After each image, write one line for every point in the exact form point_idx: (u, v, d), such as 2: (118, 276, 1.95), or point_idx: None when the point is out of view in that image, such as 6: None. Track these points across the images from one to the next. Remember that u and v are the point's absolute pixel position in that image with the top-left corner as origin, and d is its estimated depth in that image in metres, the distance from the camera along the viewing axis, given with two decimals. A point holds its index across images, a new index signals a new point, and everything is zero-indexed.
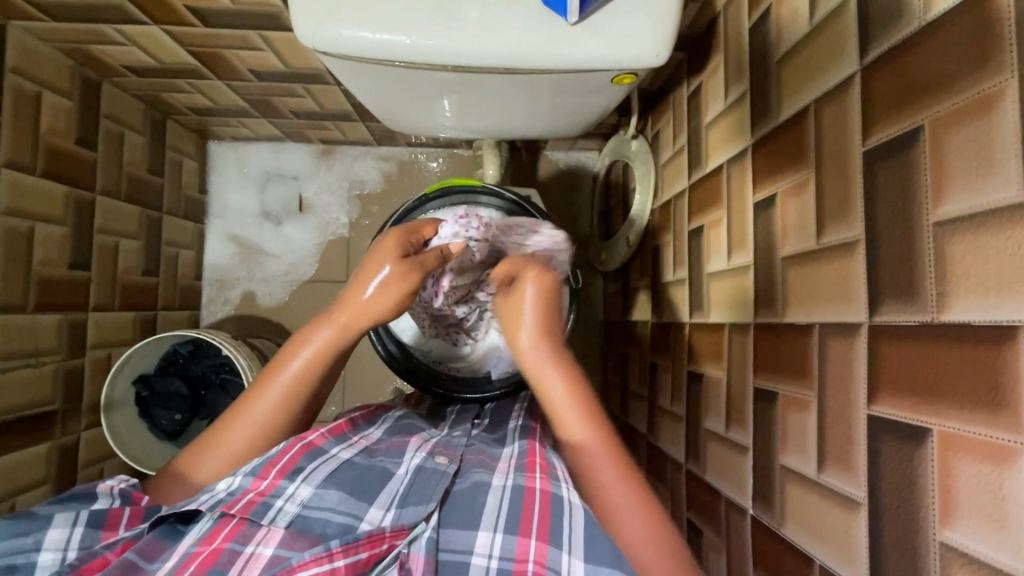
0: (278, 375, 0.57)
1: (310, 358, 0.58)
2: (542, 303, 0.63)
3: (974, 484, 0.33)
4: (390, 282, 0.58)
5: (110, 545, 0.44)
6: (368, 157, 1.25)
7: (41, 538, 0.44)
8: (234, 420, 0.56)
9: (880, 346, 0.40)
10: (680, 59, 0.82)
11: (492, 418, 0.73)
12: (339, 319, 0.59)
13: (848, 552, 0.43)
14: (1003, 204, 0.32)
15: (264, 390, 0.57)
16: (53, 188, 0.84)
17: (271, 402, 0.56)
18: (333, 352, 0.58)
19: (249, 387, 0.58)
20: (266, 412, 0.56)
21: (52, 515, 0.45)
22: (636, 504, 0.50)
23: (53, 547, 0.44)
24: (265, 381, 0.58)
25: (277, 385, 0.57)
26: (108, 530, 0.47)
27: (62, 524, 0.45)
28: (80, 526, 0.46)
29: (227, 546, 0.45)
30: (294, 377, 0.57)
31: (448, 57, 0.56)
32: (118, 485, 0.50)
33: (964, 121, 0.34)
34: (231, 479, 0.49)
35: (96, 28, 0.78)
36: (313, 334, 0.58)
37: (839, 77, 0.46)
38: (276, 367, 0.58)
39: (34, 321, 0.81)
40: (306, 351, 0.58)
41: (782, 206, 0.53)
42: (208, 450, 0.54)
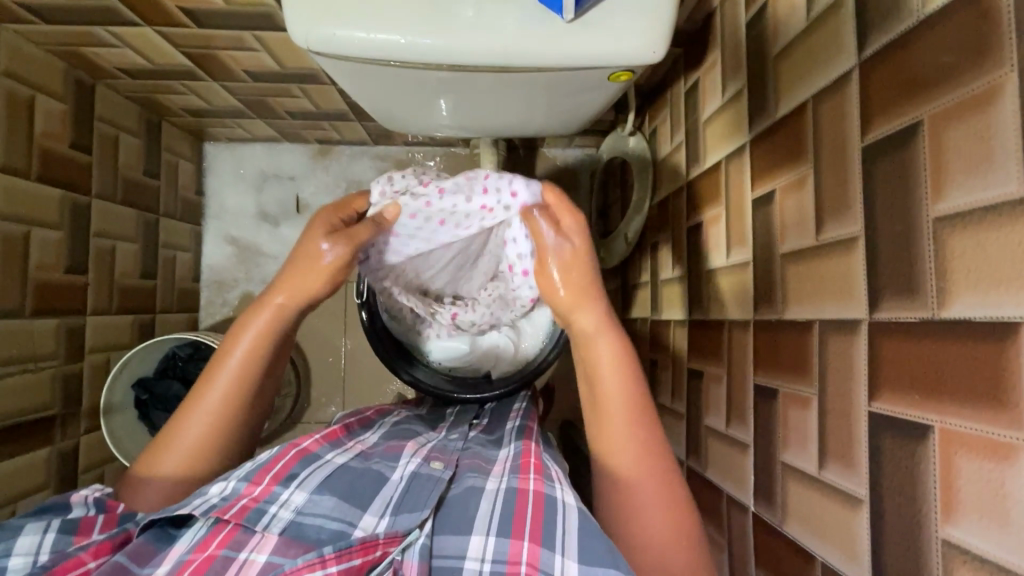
0: (223, 365, 0.58)
1: (252, 346, 0.58)
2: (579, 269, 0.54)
3: (976, 482, 0.33)
4: (331, 266, 0.56)
5: (85, 547, 0.43)
6: (365, 156, 1.25)
7: (11, 545, 0.43)
8: (186, 417, 0.57)
9: (880, 344, 0.40)
10: (677, 54, 0.81)
11: (490, 419, 0.74)
12: (277, 302, 0.58)
13: (851, 550, 0.42)
14: (1003, 200, 0.31)
15: (211, 380, 0.58)
16: (47, 192, 0.84)
17: (219, 395, 0.57)
18: (271, 336, 0.59)
19: (200, 381, 0.59)
20: (215, 404, 0.57)
21: (22, 525, 0.45)
22: (667, 529, 0.49)
23: (23, 552, 0.43)
24: (212, 372, 0.58)
25: (221, 377, 0.58)
26: (81, 535, 0.46)
27: (32, 531, 0.44)
28: (52, 532, 0.45)
29: (221, 553, 0.44)
30: (239, 366, 0.58)
31: (443, 55, 0.56)
32: (93, 494, 0.49)
33: (964, 116, 0.34)
34: (224, 483, 0.49)
35: (89, 30, 0.77)
36: (250, 322, 0.58)
37: (836, 73, 0.45)
38: (221, 358, 0.59)
39: (31, 326, 0.81)
40: (246, 340, 0.58)
41: (781, 202, 0.53)
42: (165, 450, 0.55)
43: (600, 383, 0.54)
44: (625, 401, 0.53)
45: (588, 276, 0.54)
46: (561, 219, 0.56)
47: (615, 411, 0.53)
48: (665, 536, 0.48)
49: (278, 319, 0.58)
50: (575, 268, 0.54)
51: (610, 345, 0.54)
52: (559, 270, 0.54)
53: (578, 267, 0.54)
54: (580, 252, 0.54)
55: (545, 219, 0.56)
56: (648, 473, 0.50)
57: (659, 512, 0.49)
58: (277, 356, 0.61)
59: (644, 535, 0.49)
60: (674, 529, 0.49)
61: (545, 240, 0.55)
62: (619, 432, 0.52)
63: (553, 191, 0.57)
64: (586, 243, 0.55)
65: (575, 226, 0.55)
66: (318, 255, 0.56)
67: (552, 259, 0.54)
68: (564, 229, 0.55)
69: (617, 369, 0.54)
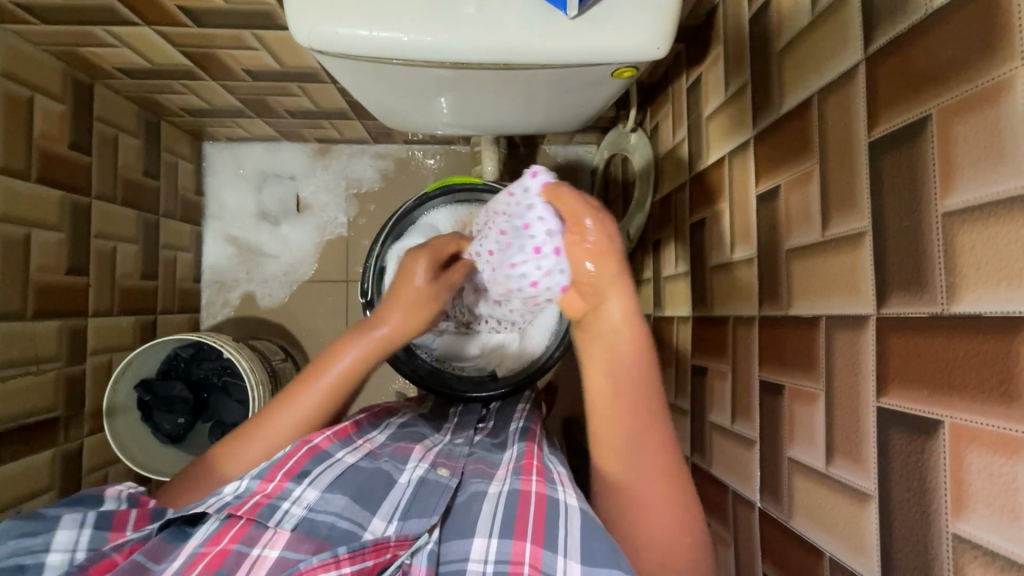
0: (322, 374, 0.58)
1: (353, 363, 0.59)
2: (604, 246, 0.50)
3: (986, 476, 0.33)
4: (422, 291, 0.65)
5: (119, 547, 0.44)
6: (365, 155, 1.24)
7: (49, 540, 0.44)
8: (252, 436, 0.56)
9: (888, 340, 0.40)
10: (679, 50, 0.81)
11: (496, 422, 0.73)
12: (380, 333, 0.61)
13: (859, 545, 0.42)
14: (1012, 194, 0.31)
15: (303, 392, 0.58)
16: (47, 194, 0.84)
17: (313, 402, 0.58)
18: (372, 357, 0.61)
19: (275, 398, 0.59)
20: (307, 410, 0.57)
21: (59, 516, 0.45)
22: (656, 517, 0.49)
23: (61, 548, 0.44)
24: (295, 391, 0.58)
25: (306, 399, 0.58)
26: (116, 531, 0.47)
27: (69, 525, 0.45)
28: (87, 527, 0.45)
29: (234, 547, 0.44)
30: (326, 392, 0.58)
31: (447, 52, 0.55)
32: (126, 490, 0.49)
33: (972, 110, 0.34)
34: (238, 482, 0.49)
35: (87, 30, 0.77)
36: (347, 346, 0.60)
37: (842, 68, 0.45)
38: (317, 366, 0.59)
39: (33, 328, 0.81)
40: (340, 364, 0.59)
41: (786, 197, 0.53)
42: (247, 443, 0.56)
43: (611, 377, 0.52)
44: (636, 401, 0.51)
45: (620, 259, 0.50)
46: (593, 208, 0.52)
47: (627, 394, 0.51)
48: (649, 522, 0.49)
49: (383, 345, 0.61)
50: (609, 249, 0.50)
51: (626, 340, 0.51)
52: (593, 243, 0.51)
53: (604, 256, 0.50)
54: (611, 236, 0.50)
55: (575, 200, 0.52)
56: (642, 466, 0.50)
57: (659, 508, 0.49)
58: (366, 378, 0.62)
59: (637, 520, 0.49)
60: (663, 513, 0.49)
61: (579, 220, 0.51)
62: (623, 434, 0.51)
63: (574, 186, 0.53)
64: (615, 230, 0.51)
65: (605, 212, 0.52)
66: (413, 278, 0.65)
67: (587, 238, 0.50)
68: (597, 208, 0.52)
69: (632, 382, 0.51)
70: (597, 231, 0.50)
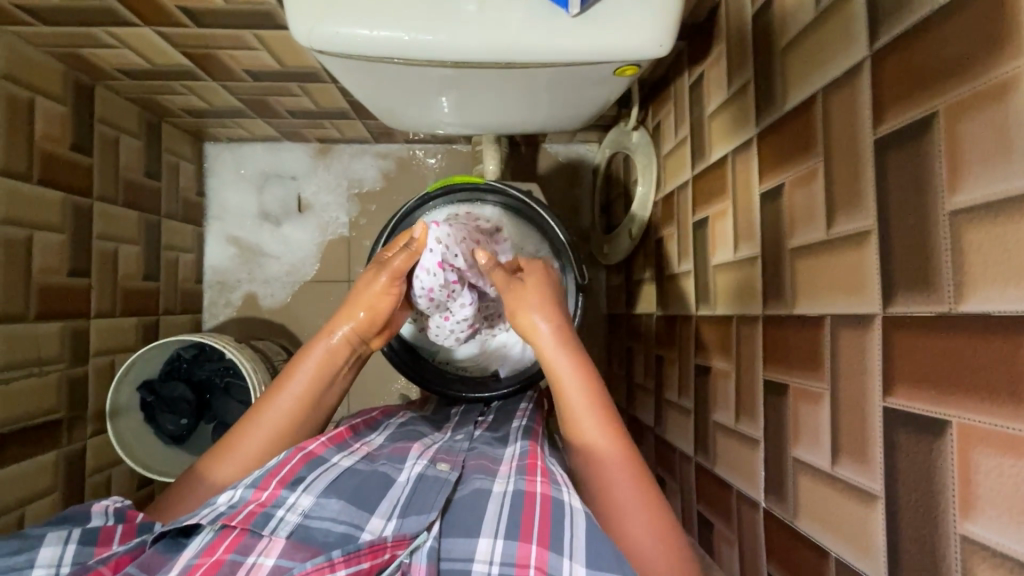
0: (282, 389, 0.60)
1: (314, 371, 0.61)
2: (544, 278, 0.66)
3: (995, 477, 0.32)
4: (381, 295, 0.65)
5: (104, 560, 0.43)
6: (366, 154, 1.24)
7: (33, 556, 0.43)
8: (224, 455, 0.56)
9: (895, 339, 0.39)
10: (681, 47, 0.81)
11: (496, 417, 0.73)
12: (339, 335, 0.63)
13: (865, 546, 0.42)
14: (1022, 191, 0.31)
15: (271, 405, 0.59)
16: (49, 195, 0.84)
17: (281, 414, 0.59)
18: (333, 362, 0.63)
19: (243, 418, 0.59)
20: (277, 422, 0.58)
21: (44, 534, 0.44)
22: (640, 498, 0.50)
23: (45, 564, 0.43)
24: (263, 405, 0.59)
25: (274, 409, 0.59)
26: (101, 546, 0.46)
27: (53, 542, 0.44)
28: (73, 543, 0.45)
29: (228, 557, 0.44)
30: (296, 398, 0.60)
31: (448, 51, 0.55)
32: (114, 503, 0.48)
33: (980, 108, 0.33)
34: (231, 491, 0.48)
35: (86, 31, 0.77)
36: (309, 355, 0.62)
37: (847, 65, 0.45)
38: (276, 387, 0.60)
39: (35, 330, 0.81)
40: (306, 371, 0.61)
41: (790, 195, 0.53)
42: (220, 462, 0.56)
43: (562, 391, 0.57)
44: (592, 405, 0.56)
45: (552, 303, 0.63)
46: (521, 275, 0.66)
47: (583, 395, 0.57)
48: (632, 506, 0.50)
49: (339, 353, 0.63)
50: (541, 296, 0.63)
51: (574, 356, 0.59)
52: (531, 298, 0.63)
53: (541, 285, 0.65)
54: (541, 284, 0.65)
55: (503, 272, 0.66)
56: (615, 446, 0.54)
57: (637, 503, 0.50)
58: (333, 385, 0.63)
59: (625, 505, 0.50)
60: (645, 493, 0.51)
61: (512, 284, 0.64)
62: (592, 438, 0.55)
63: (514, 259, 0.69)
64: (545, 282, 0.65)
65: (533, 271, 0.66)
66: (373, 283, 0.65)
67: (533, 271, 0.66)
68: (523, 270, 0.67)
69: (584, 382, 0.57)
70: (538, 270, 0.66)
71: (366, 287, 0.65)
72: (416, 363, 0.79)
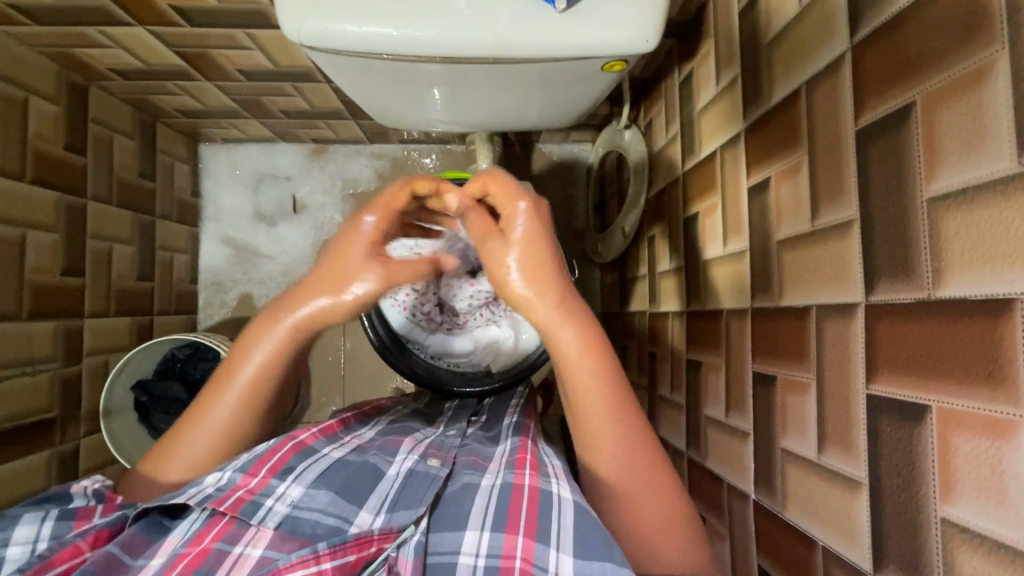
0: (236, 376, 0.57)
1: (263, 359, 0.57)
2: (533, 234, 0.50)
3: (973, 459, 0.33)
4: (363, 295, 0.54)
5: (83, 534, 0.44)
6: (360, 155, 1.24)
7: (9, 535, 0.43)
8: (173, 447, 0.56)
9: (876, 327, 0.40)
10: (670, 46, 0.82)
11: (489, 416, 0.73)
12: (290, 319, 0.56)
13: (851, 534, 0.42)
14: (996, 177, 0.31)
15: (222, 392, 0.57)
16: (43, 196, 0.84)
17: (231, 404, 0.57)
18: (283, 352, 0.57)
19: (197, 403, 0.58)
20: (225, 415, 0.57)
21: (20, 514, 0.44)
22: (658, 495, 0.50)
23: (22, 541, 0.43)
24: (215, 391, 0.57)
25: (222, 402, 0.57)
26: (81, 520, 0.46)
27: (30, 520, 0.44)
28: (50, 520, 0.44)
29: (216, 546, 0.44)
30: (244, 388, 0.57)
31: (437, 47, 0.56)
32: (92, 486, 0.50)
33: (955, 97, 0.34)
34: (219, 474, 0.49)
35: (80, 30, 0.77)
36: (259, 336, 0.57)
37: (829, 58, 0.46)
38: (233, 368, 0.58)
39: (28, 330, 0.81)
40: (258, 355, 0.57)
41: (776, 189, 0.53)
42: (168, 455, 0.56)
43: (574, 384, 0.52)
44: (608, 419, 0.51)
45: (546, 262, 0.49)
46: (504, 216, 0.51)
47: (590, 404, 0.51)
48: (643, 501, 0.50)
49: (289, 340, 0.56)
50: (526, 262, 0.49)
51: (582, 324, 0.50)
52: (511, 263, 0.49)
53: (531, 255, 0.49)
54: (522, 235, 0.49)
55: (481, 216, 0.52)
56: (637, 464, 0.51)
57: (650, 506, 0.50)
58: (291, 370, 0.59)
59: (637, 497, 0.50)
60: (661, 495, 0.50)
61: (488, 242, 0.50)
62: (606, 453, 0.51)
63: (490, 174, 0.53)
64: (538, 227, 0.50)
65: (518, 209, 0.50)
66: (360, 258, 0.53)
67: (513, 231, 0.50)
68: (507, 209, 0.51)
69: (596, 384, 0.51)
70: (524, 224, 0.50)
71: (350, 247, 0.54)
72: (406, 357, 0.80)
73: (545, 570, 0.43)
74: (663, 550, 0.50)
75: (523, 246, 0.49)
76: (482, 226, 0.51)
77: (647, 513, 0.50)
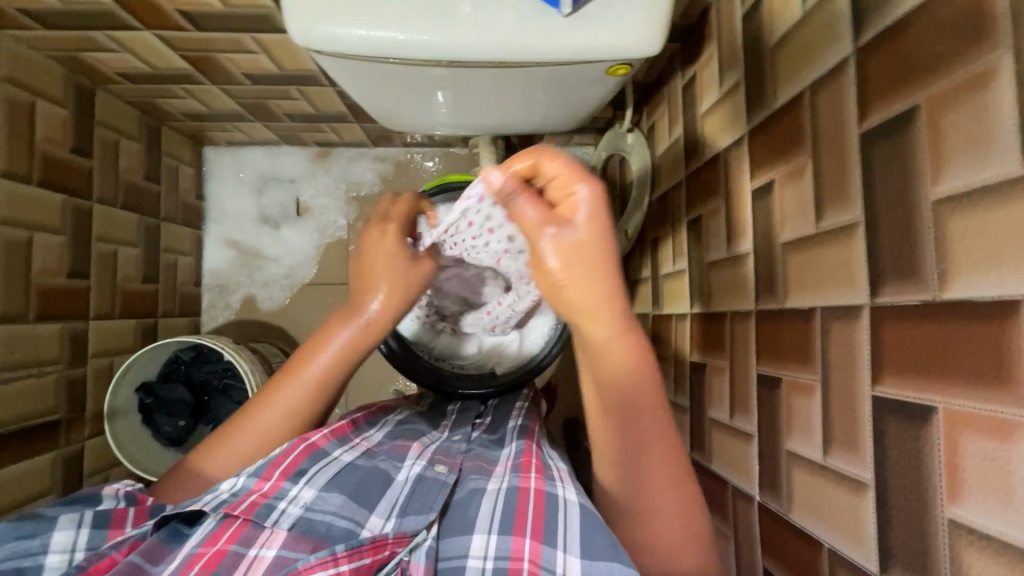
0: (307, 365, 0.58)
1: (334, 357, 0.59)
2: (593, 232, 0.44)
3: (980, 460, 0.33)
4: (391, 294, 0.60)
5: (117, 545, 0.44)
6: (364, 158, 1.25)
7: (48, 540, 0.45)
8: (224, 443, 0.57)
9: (881, 329, 0.40)
10: (673, 49, 0.82)
11: (494, 417, 0.73)
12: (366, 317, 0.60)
13: (857, 535, 0.43)
14: (1000, 179, 0.32)
15: (288, 388, 0.58)
16: (50, 198, 0.84)
17: (293, 402, 0.58)
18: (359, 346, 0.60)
19: (255, 398, 0.59)
20: (290, 405, 0.58)
21: (57, 517, 0.46)
22: (675, 506, 0.49)
23: (60, 549, 0.45)
24: (279, 386, 0.58)
25: (285, 396, 0.58)
26: (114, 530, 0.48)
27: (67, 525, 0.46)
28: (85, 527, 0.47)
29: (231, 547, 0.44)
30: (309, 384, 0.58)
31: (443, 52, 0.56)
32: (123, 488, 0.51)
33: (959, 100, 0.34)
34: (234, 480, 0.49)
35: (88, 35, 0.78)
36: (331, 335, 0.59)
37: (833, 61, 0.46)
38: (302, 359, 0.59)
39: (34, 332, 0.81)
40: (327, 353, 0.59)
41: (780, 192, 0.53)
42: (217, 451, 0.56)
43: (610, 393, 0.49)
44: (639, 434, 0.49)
45: (596, 262, 0.44)
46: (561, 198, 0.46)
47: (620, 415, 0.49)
48: (655, 506, 0.49)
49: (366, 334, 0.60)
50: (574, 262, 0.44)
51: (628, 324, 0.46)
52: (559, 260, 0.44)
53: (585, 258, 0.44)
54: (580, 230, 0.44)
55: (532, 198, 0.46)
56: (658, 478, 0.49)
57: (669, 505, 0.49)
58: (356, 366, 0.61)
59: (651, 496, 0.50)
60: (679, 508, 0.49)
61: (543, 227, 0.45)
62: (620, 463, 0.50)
63: (556, 155, 0.46)
64: (600, 220, 0.44)
65: (580, 198, 0.44)
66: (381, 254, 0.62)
67: (571, 229, 0.44)
68: (568, 193, 0.45)
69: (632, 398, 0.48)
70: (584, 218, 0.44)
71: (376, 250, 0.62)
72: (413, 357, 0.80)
73: (553, 572, 0.43)
74: (671, 549, 0.49)
75: (580, 246, 0.44)
76: (535, 217, 0.45)
77: (662, 514, 0.49)
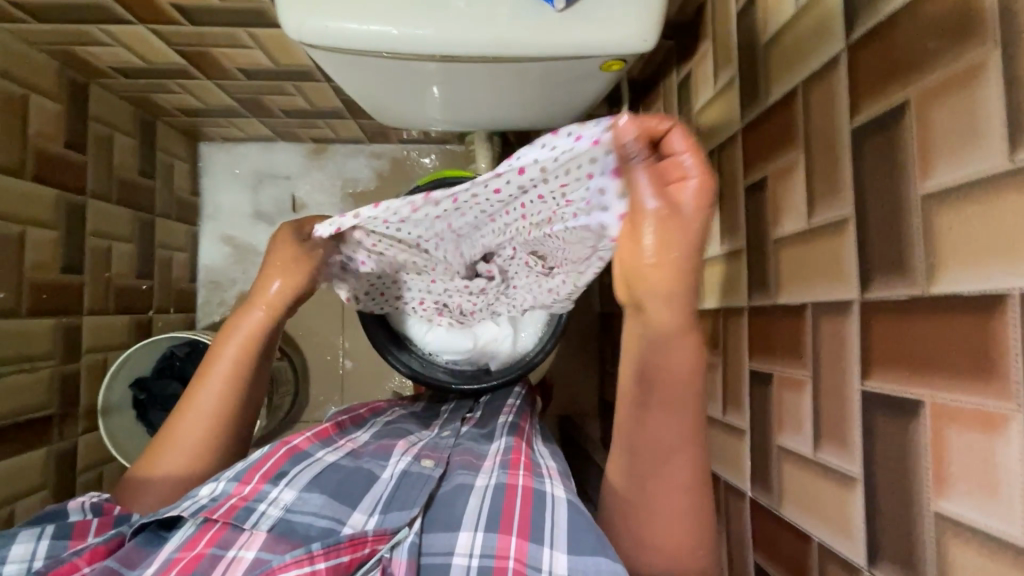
0: (214, 365, 0.61)
1: (247, 342, 0.62)
2: (694, 221, 0.41)
3: (966, 452, 0.33)
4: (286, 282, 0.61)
5: (79, 553, 0.43)
6: (360, 155, 1.25)
7: (5, 553, 0.44)
8: (161, 450, 0.57)
9: (871, 323, 0.40)
10: (668, 47, 0.82)
11: (484, 411, 0.74)
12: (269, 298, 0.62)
13: (847, 530, 0.43)
14: (989, 174, 0.32)
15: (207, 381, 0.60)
16: (43, 192, 0.84)
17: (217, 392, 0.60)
18: (259, 335, 0.62)
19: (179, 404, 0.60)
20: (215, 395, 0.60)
21: (16, 532, 0.45)
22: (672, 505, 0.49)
23: (17, 559, 0.44)
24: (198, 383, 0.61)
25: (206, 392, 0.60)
26: (76, 539, 0.47)
27: (26, 539, 0.45)
28: (45, 539, 0.46)
29: (209, 551, 0.44)
30: (227, 371, 0.61)
31: (436, 46, 0.56)
32: (89, 501, 0.51)
33: (948, 95, 0.34)
34: (213, 485, 0.49)
35: (81, 28, 0.77)
36: (237, 324, 0.62)
37: (825, 57, 0.46)
38: (214, 354, 0.62)
39: (27, 326, 0.81)
40: (235, 343, 0.62)
41: (773, 188, 0.54)
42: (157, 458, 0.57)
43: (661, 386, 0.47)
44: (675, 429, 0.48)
45: (682, 254, 0.42)
46: (675, 177, 0.41)
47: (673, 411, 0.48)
48: (652, 505, 0.49)
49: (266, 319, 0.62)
50: (666, 245, 0.42)
51: (686, 301, 0.44)
52: (654, 240, 0.42)
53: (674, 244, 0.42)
54: (680, 219, 0.41)
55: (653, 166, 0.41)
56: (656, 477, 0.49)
57: (664, 503, 0.49)
58: (267, 357, 0.64)
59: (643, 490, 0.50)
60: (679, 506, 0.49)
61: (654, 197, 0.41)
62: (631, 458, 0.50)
63: (688, 135, 0.39)
64: (703, 215, 0.40)
65: (692, 189, 0.40)
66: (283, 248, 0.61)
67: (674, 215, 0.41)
68: (682, 178, 0.40)
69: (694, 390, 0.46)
70: (687, 208, 0.41)
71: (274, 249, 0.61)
72: (398, 342, 0.80)
73: (539, 570, 0.43)
74: (664, 540, 0.49)
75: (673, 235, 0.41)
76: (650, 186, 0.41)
77: (660, 508, 0.49)
